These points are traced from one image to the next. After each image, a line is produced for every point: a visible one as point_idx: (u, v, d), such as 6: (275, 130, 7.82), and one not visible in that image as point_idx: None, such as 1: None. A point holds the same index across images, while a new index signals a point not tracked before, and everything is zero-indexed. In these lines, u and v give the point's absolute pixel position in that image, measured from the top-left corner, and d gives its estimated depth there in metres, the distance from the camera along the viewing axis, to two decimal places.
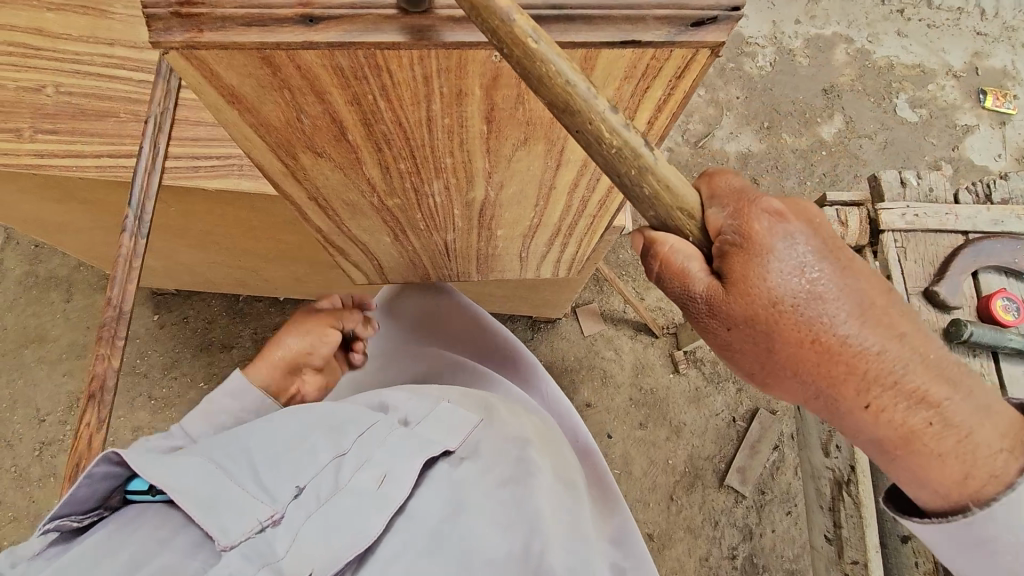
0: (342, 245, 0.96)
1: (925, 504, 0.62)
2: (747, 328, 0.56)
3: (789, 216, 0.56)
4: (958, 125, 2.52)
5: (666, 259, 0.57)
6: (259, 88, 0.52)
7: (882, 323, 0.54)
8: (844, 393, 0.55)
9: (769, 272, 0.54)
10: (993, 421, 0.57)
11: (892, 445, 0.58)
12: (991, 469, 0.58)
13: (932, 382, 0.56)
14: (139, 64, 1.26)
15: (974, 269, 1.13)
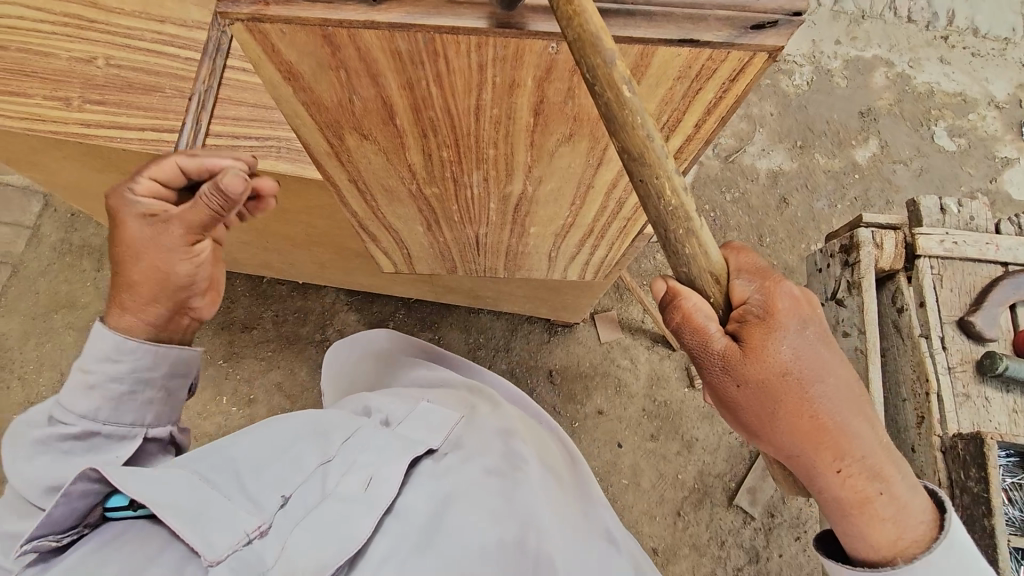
0: (374, 232, 0.97)
1: (859, 553, 0.68)
2: (752, 388, 0.61)
3: (806, 304, 0.63)
4: (998, 157, 2.47)
5: (689, 314, 0.61)
6: (316, 66, 0.53)
7: (857, 403, 0.64)
8: (824, 457, 0.63)
9: (781, 346, 0.61)
10: (922, 498, 0.67)
11: (848, 507, 0.65)
12: (920, 530, 0.66)
13: (886, 460, 0.65)
14: (186, 42, 1.29)
15: (1012, 303, 1.10)
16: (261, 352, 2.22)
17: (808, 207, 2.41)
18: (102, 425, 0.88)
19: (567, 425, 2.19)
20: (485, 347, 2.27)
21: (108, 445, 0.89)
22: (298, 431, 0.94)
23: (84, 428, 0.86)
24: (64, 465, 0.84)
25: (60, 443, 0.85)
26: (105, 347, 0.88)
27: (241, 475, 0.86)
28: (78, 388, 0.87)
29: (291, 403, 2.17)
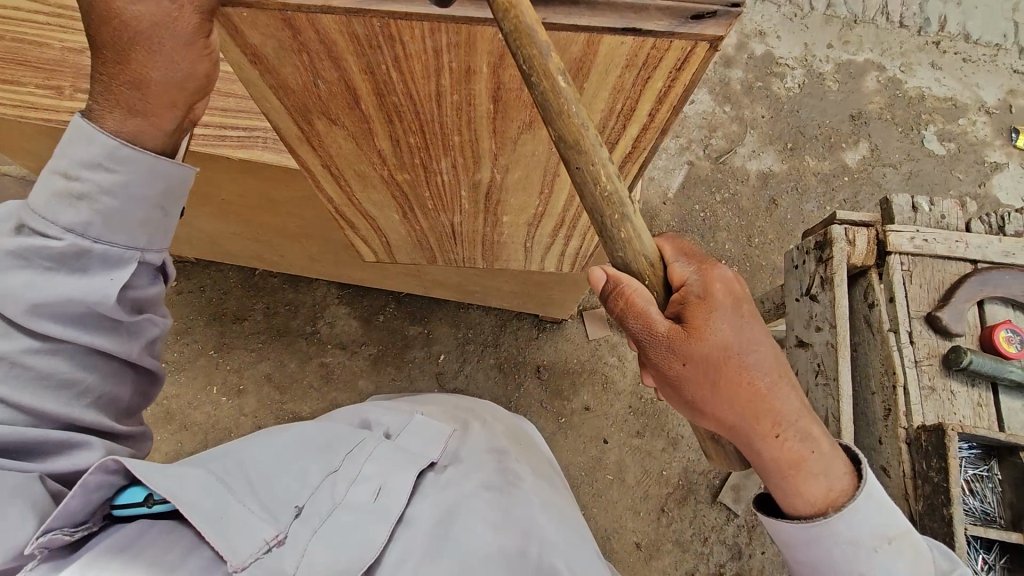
0: (353, 219, 0.99)
1: (792, 510, 0.76)
2: (696, 364, 0.70)
3: (734, 286, 0.74)
4: (987, 162, 2.49)
5: (632, 299, 0.69)
6: (280, 50, 0.56)
7: (783, 375, 0.74)
8: (762, 424, 0.72)
9: (719, 324, 0.70)
10: (841, 456, 0.77)
11: (784, 470, 0.74)
12: (847, 489, 0.75)
13: (812, 424, 0.75)
14: None
15: (979, 299, 1.12)
16: (251, 344, 2.24)
17: (797, 209, 2.43)
18: (93, 243, 0.75)
19: (554, 421, 2.21)
20: (474, 342, 2.29)
21: (91, 268, 0.76)
22: (301, 442, 0.94)
23: (73, 244, 0.74)
24: (49, 285, 0.73)
25: (40, 259, 0.73)
26: (93, 147, 0.73)
27: (253, 481, 0.86)
28: (62, 193, 0.73)
29: (281, 394, 2.20)
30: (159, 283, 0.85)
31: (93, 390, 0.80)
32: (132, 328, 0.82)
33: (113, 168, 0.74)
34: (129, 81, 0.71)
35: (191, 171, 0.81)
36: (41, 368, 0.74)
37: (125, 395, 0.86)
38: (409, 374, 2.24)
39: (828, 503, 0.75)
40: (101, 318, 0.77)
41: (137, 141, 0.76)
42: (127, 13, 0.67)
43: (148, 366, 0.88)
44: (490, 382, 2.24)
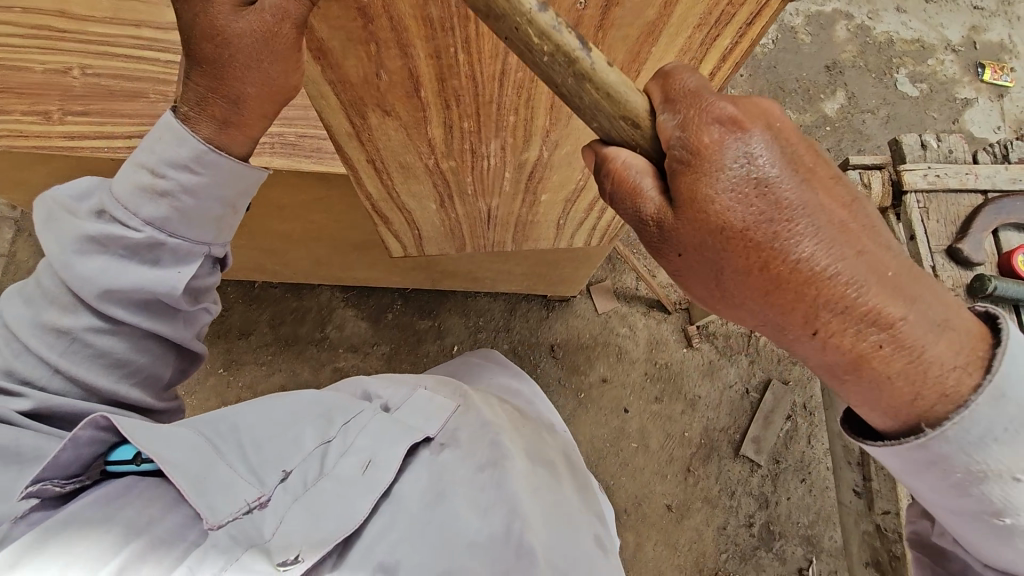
0: (388, 215, 0.98)
1: (880, 425, 0.61)
2: (695, 252, 0.57)
3: (745, 122, 0.55)
4: (958, 99, 2.55)
5: (620, 175, 0.57)
6: (347, 41, 0.54)
7: (838, 241, 0.55)
8: (793, 320, 0.56)
9: (718, 187, 0.55)
10: (948, 338, 0.56)
11: (842, 369, 0.57)
12: (940, 389, 0.56)
13: (888, 299, 0.55)
14: (166, 45, 1.27)
15: (995, 227, 1.17)
16: (261, 357, 2.20)
17: None
18: (166, 237, 0.78)
19: (574, 397, 2.23)
20: (485, 329, 2.28)
21: (161, 259, 0.79)
22: (301, 410, 0.93)
23: (148, 237, 0.77)
24: (121, 271, 0.77)
25: (116, 247, 0.77)
26: (181, 149, 0.73)
27: (246, 446, 0.86)
28: (143, 188, 0.75)
29: None
30: (217, 273, 0.88)
31: (139, 369, 0.85)
32: (186, 317, 0.87)
33: (195, 171, 0.75)
34: (224, 95, 0.70)
35: (264, 175, 0.81)
36: (98, 347, 0.80)
37: (168, 373, 0.91)
38: (424, 368, 2.23)
39: (920, 414, 0.57)
40: (154, 305, 0.82)
41: (224, 150, 0.76)
42: (231, 26, 0.65)
43: (192, 350, 0.93)
44: None
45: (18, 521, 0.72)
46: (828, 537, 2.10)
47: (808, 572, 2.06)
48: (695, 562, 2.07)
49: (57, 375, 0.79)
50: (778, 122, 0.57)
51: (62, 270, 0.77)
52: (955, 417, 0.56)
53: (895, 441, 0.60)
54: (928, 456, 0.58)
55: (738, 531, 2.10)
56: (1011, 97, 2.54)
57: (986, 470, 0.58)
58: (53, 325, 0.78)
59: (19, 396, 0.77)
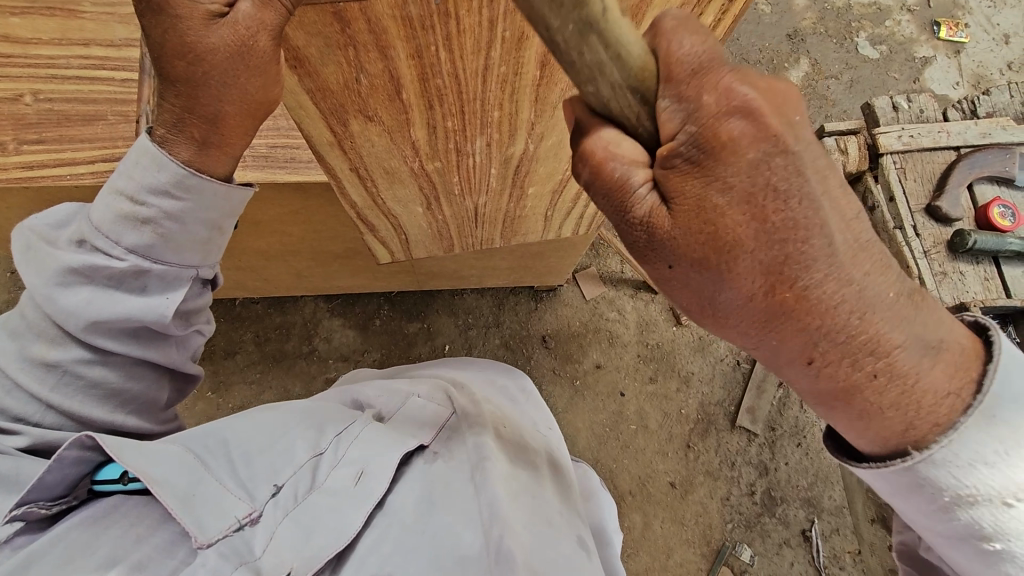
0: (373, 223, 0.96)
1: (867, 450, 0.61)
2: (687, 269, 0.56)
3: (767, 122, 0.51)
4: (917, 58, 2.58)
5: (602, 167, 0.53)
6: (325, 47, 0.53)
7: (841, 264, 0.53)
8: (789, 343, 0.56)
9: (721, 203, 0.52)
10: (942, 362, 0.57)
11: (833, 395, 0.58)
12: (935, 418, 0.57)
13: (886, 326, 0.55)
14: (119, 63, 1.22)
15: (970, 182, 1.19)
16: (250, 376, 2.16)
17: None
18: (150, 266, 0.75)
19: (570, 385, 2.23)
20: (476, 326, 2.27)
21: (148, 287, 0.77)
22: (290, 421, 0.89)
23: (132, 266, 0.74)
24: (108, 302, 0.74)
25: (100, 277, 0.74)
26: (159, 175, 0.71)
27: (236, 460, 0.82)
28: (124, 216, 0.72)
29: None
30: (207, 292, 0.85)
31: (135, 397, 0.83)
32: (176, 338, 0.85)
33: (178, 196, 0.72)
34: (201, 116, 0.68)
35: (249, 193, 0.78)
36: (90, 378, 0.77)
37: (163, 397, 0.88)
38: None
39: (912, 440, 0.58)
40: (145, 330, 0.79)
41: (204, 173, 0.73)
42: (200, 42, 0.62)
43: (186, 371, 0.90)
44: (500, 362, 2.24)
45: (3, 544, 0.68)
46: (828, 497, 2.15)
47: (811, 532, 2.10)
48: (702, 535, 2.10)
49: (51, 410, 0.76)
50: (797, 119, 0.53)
51: (45, 304, 0.74)
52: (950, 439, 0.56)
53: (878, 463, 0.61)
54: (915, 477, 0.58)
55: (741, 500, 2.14)
56: (967, 53, 2.59)
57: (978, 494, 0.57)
58: (41, 359, 0.75)
59: (14, 433, 0.75)
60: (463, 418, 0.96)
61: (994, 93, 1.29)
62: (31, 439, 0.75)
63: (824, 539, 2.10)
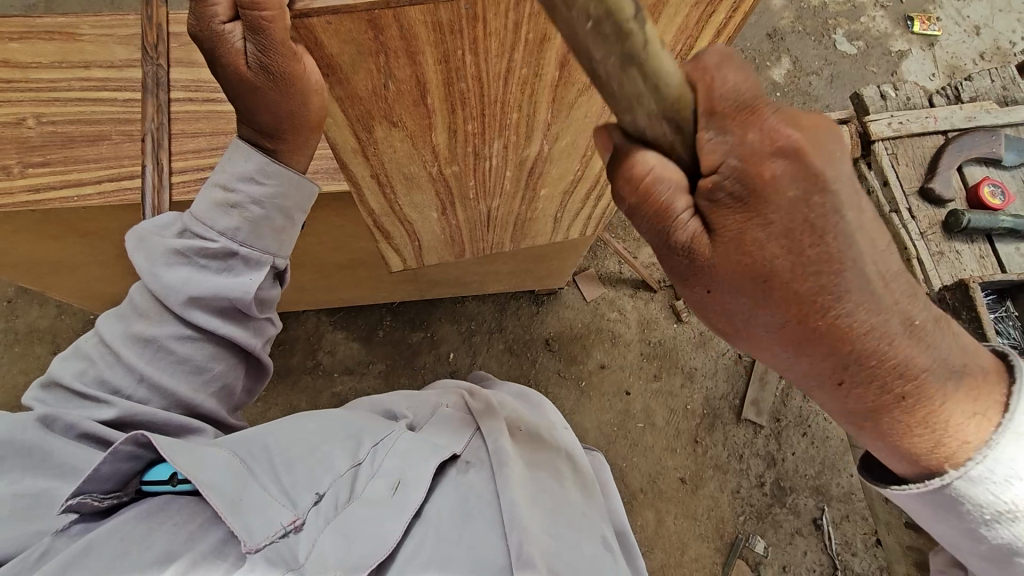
0: (391, 230, 0.98)
1: (903, 471, 0.65)
2: (727, 291, 0.57)
3: (810, 156, 0.52)
4: (893, 52, 2.65)
5: (649, 190, 0.53)
6: (357, 55, 0.54)
7: (877, 296, 0.56)
8: (822, 368, 0.58)
9: (761, 239, 0.54)
10: (963, 384, 0.60)
11: (861, 417, 0.62)
12: (960, 436, 0.60)
13: (911, 351, 0.58)
14: (121, 84, 1.22)
15: (959, 164, 1.23)
16: None
17: None
18: (237, 246, 0.78)
19: (575, 386, 2.25)
20: (479, 332, 2.28)
21: (234, 267, 0.79)
22: (329, 429, 0.89)
23: (223, 247, 0.77)
24: (200, 281, 0.77)
25: (197, 258, 0.77)
26: (247, 163, 0.78)
27: (279, 466, 0.82)
28: (217, 203, 0.77)
29: None
30: (278, 288, 0.87)
31: (217, 378, 0.83)
32: (256, 326, 0.85)
33: (261, 181, 0.78)
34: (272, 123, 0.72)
35: (318, 188, 0.84)
36: (181, 354, 0.78)
37: (239, 385, 0.88)
38: (423, 380, 2.20)
39: (941, 459, 0.61)
40: (231, 311, 0.81)
41: (283, 160, 0.80)
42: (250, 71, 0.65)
43: (262, 363, 0.90)
44: (505, 367, 2.25)
45: (60, 533, 0.69)
46: (836, 484, 2.17)
47: (822, 520, 2.12)
48: (715, 528, 2.12)
49: (144, 384, 0.77)
50: (835, 152, 0.54)
51: (149, 282, 0.76)
52: (979, 456, 0.60)
53: (919, 485, 0.63)
54: (949, 494, 0.62)
55: (751, 492, 2.16)
56: (940, 45, 2.66)
57: (1016, 511, 0.59)
58: (139, 334, 0.76)
59: (104, 404, 0.76)
60: (491, 424, 0.97)
61: (975, 78, 1.34)
62: (121, 409, 0.75)
63: (834, 526, 2.12)
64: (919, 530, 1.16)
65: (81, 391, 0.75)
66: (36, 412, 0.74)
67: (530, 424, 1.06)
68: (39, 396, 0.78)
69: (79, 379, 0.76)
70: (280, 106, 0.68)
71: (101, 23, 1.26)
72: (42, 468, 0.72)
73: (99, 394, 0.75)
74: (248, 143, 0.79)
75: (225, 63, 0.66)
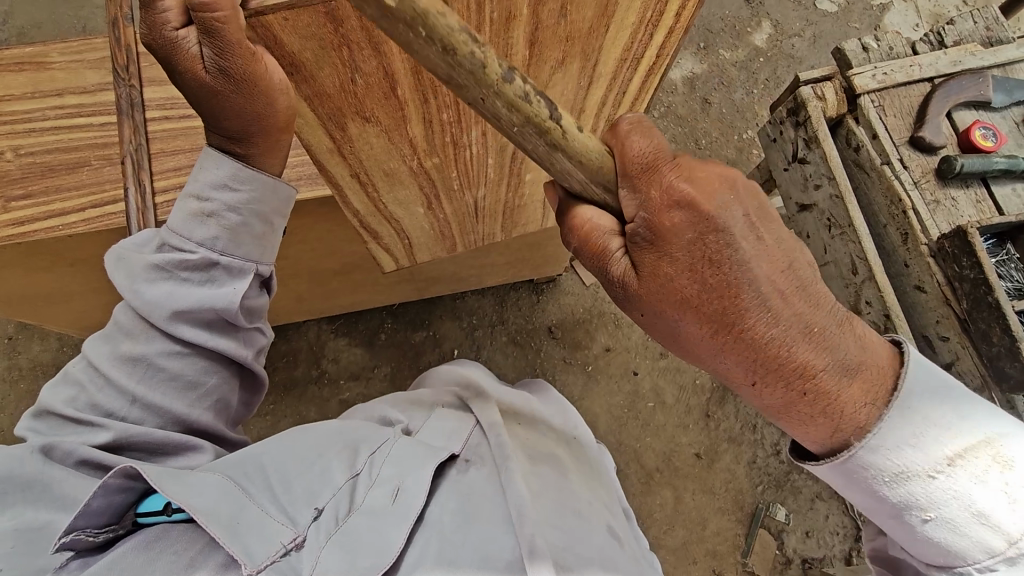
0: (378, 231, 0.97)
1: (815, 446, 0.75)
2: (654, 312, 0.73)
3: (699, 202, 0.68)
4: (875, 5, 2.62)
5: (586, 230, 0.72)
6: (320, 50, 0.53)
7: (773, 304, 0.70)
8: (738, 373, 0.74)
9: (675, 263, 0.70)
10: (857, 376, 0.71)
11: (776, 407, 0.74)
12: (856, 419, 0.71)
13: (810, 352, 0.71)
14: (96, 108, 1.21)
15: (948, 109, 1.21)
16: (262, 408, 2.13)
17: (729, 101, 2.52)
18: (217, 256, 0.78)
19: (582, 371, 2.24)
20: (481, 326, 2.27)
21: (216, 277, 0.78)
22: (325, 443, 0.89)
23: (202, 257, 0.76)
24: (184, 294, 0.76)
25: (178, 271, 0.76)
26: (219, 171, 0.77)
27: (279, 487, 0.82)
28: (193, 214, 0.76)
29: None
30: (265, 295, 0.87)
31: (211, 392, 0.83)
32: (244, 336, 0.85)
33: (236, 188, 0.78)
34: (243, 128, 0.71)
35: (294, 191, 0.84)
36: (172, 370, 0.78)
37: (235, 398, 0.88)
38: None
39: (847, 435, 0.72)
40: (219, 323, 0.80)
41: (256, 166, 0.79)
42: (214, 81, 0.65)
43: (255, 373, 0.90)
44: (510, 359, 2.24)
45: (58, 571, 0.67)
46: None
47: None
48: (734, 501, 2.11)
49: (137, 404, 0.77)
50: (734, 186, 0.71)
51: (131, 299, 0.75)
52: (875, 432, 0.70)
53: (829, 458, 0.74)
54: (852, 465, 0.72)
55: (768, 461, 2.15)
56: None
57: (909, 471, 0.69)
58: (127, 353, 0.76)
59: (98, 428, 0.75)
60: (485, 422, 0.97)
61: (959, 21, 1.31)
62: (115, 432, 0.75)
63: None
64: None
65: (75, 417, 0.75)
66: (33, 442, 0.73)
67: (524, 417, 1.06)
68: (32, 424, 0.77)
69: (72, 405, 0.76)
70: (247, 110, 0.67)
71: (71, 49, 1.25)
72: (42, 501, 0.72)
73: (93, 418, 0.75)
74: (218, 150, 0.78)
75: (186, 71, 0.65)
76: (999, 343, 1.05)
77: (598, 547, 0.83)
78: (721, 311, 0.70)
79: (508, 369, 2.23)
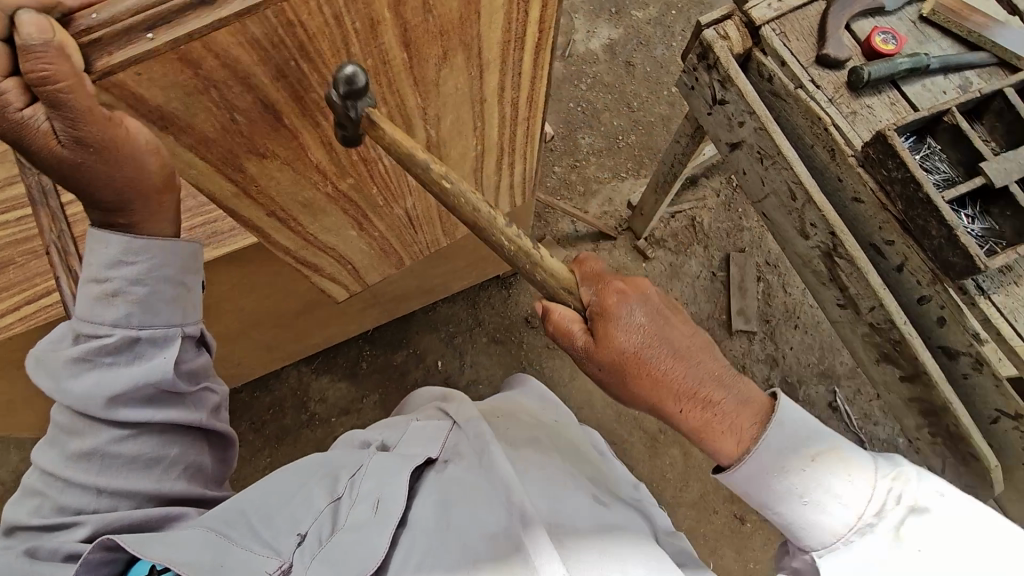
0: (317, 262, 0.96)
1: (724, 457, 0.87)
2: (606, 365, 0.85)
3: (630, 292, 0.85)
4: None
5: (557, 319, 0.85)
6: (186, 97, 0.53)
7: (686, 357, 0.86)
8: (668, 409, 0.86)
9: (618, 330, 0.83)
10: (750, 408, 0.87)
11: (694, 433, 0.87)
12: (739, 436, 0.86)
13: (711, 388, 0.86)
14: (10, 203, 1.18)
15: (846, 22, 1.24)
16: (260, 464, 2.10)
17: (651, 58, 2.62)
18: (138, 331, 0.76)
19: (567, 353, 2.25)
20: (460, 332, 2.27)
21: (142, 353, 0.77)
22: (309, 475, 0.91)
23: (122, 336, 0.74)
24: (114, 379, 0.74)
25: (101, 357, 0.74)
26: (111, 248, 0.75)
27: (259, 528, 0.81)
28: (99, 297, 0.74)
29: None
30: (205, 353, 0.86)
31: (177, 462, 0.82)
32: (194, 400, 0.84)
33: (133, 261, 0.76)
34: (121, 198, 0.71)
35: (198, 243, 0.82)
36: (127, 454, 0.76)
37: (207, 461, 0.87)
38: None
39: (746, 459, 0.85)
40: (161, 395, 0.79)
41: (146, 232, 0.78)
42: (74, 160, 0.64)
43: (219, 431, 0.89)
44: (495, 357, 2.24)
45: None
46: (840, 363, 2.22)
47: (836, 401, 2.17)
48: None
49: (104, 495, 0.75)
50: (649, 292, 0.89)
51: (63, 399, 0.73)
52: (759, 444, 0.84)
53: (737, 462, 0.86)
54: (754, 472, 0.85)
55: None
56: None
57: (809, 493, 0.82)
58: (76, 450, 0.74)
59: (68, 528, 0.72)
60: (461, 421, 0.97)
61: None
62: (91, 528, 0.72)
63: (850, 403, 2.18)
64: (914, 380, 1.18)
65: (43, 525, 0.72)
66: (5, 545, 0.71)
67: (503, 411, 1.06)
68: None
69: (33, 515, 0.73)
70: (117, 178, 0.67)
71: None
72: None
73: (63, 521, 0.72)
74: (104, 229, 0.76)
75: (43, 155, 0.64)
76: (938, 235, 1.06)
77: (593, 512, 0.85)
78: (631, 355, 0.84)
79: (496, 368, 2.22)
